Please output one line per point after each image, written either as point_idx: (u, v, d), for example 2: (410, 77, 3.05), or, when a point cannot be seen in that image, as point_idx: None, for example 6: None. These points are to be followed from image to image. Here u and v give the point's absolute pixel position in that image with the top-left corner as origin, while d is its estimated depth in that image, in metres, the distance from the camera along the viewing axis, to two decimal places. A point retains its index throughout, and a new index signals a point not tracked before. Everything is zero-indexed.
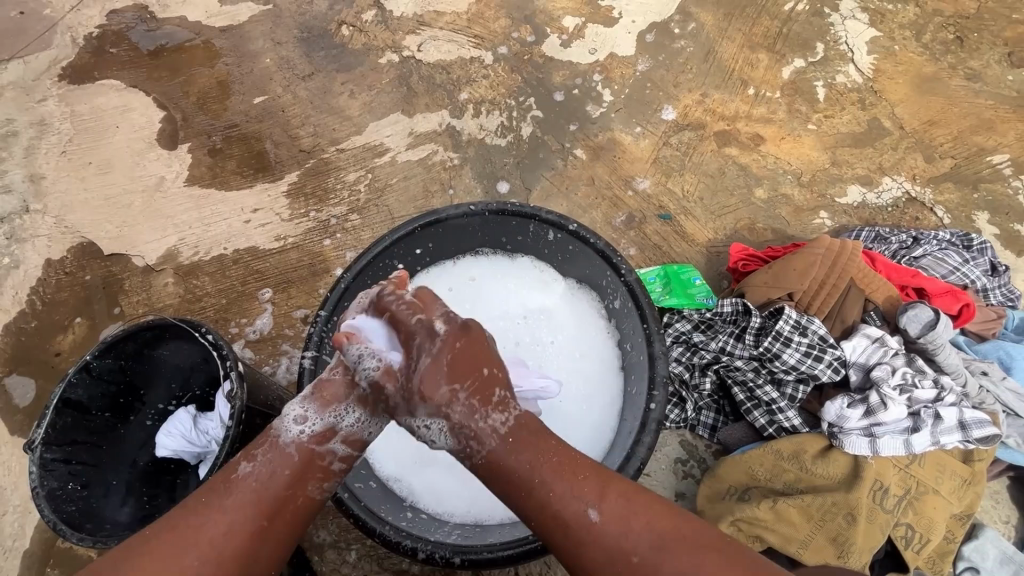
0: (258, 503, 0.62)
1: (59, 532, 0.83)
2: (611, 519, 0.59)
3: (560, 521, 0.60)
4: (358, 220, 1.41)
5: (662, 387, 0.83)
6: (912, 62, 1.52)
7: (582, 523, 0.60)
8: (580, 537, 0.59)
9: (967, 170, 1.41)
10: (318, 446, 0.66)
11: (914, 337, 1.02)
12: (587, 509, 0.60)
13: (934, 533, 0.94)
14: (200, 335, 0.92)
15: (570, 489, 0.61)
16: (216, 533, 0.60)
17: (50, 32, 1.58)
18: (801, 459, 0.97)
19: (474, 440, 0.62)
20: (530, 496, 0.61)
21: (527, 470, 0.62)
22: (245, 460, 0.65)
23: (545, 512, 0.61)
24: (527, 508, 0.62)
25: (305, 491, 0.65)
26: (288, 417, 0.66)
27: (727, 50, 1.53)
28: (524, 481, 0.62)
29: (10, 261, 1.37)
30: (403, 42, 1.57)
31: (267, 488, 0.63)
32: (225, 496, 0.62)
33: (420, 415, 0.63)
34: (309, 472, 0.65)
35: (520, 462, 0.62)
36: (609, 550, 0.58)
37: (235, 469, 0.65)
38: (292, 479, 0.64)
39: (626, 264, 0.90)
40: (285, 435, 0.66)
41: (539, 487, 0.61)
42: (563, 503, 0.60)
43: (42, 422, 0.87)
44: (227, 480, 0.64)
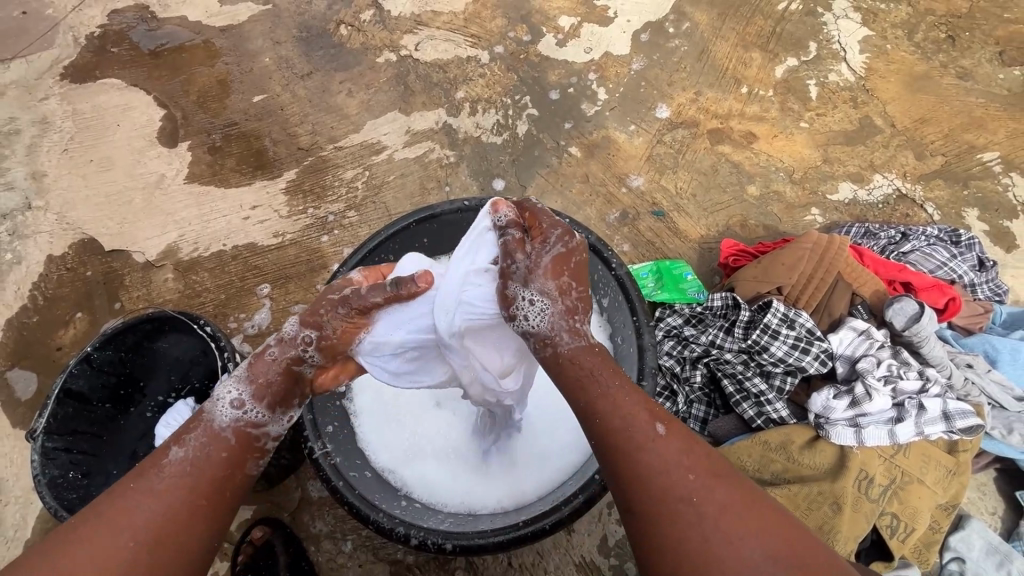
0: (194, 483, 0.62)
1: (60, 519, 0.85)
2: (676, 441, 0.60)
3: (621, 426, 0.60)
4: (355, 217, 1.43)
5: (651, 378, 0.85)
6: (904, 61, 1.53)
7: (647, 433, 0.60)
8: (637, 444, 0.59)
9: (958, 167, 1.43)
10: (253, 427, 0.68)
11: (900, 330, 1.03)
12: (656, 423, 0.61)
13: (919, 522, 0.95)
14: (198, 327, 0.95)
15: (639, 405, 0.62)
16: (149, 517, 0.58)
17: (52, 32, 1.60)
18: (788, 449, 0.99)
19: (567, 335, 0.65)
20: (601, 395, 0.62)
21: (607, 375, 0.64)
22: (176, 444, 0.64)
23: (611, 414, 0.61)
24: (591, 408, 0.62)
25: (243, 468, 0.66)
26: (222, 400, 0.67)
27: (721, 50, 1.55)
28: (593, 384, 0.63)
29: (12, 257, 1.39)
30: (400, 42, 1.59)
31: (203, 468, 0.63)
32: (157, 479, 0.61)
33: (531, 289, 0.67)
34: (246, 453, 0.67)
35: (598, 370, 0.64)
36: (664, 465, 0.58)
37: (165, 455, 0.64)
38: (228, 459, 0.66)
39: (616, 258, 0.92)
40: (220, 419, 0.67)
41: (608, 393, 0.63)
42: (632, 412, 0.61)
43: (43, 412, 0.89)
44: (158, 464, 0.62)
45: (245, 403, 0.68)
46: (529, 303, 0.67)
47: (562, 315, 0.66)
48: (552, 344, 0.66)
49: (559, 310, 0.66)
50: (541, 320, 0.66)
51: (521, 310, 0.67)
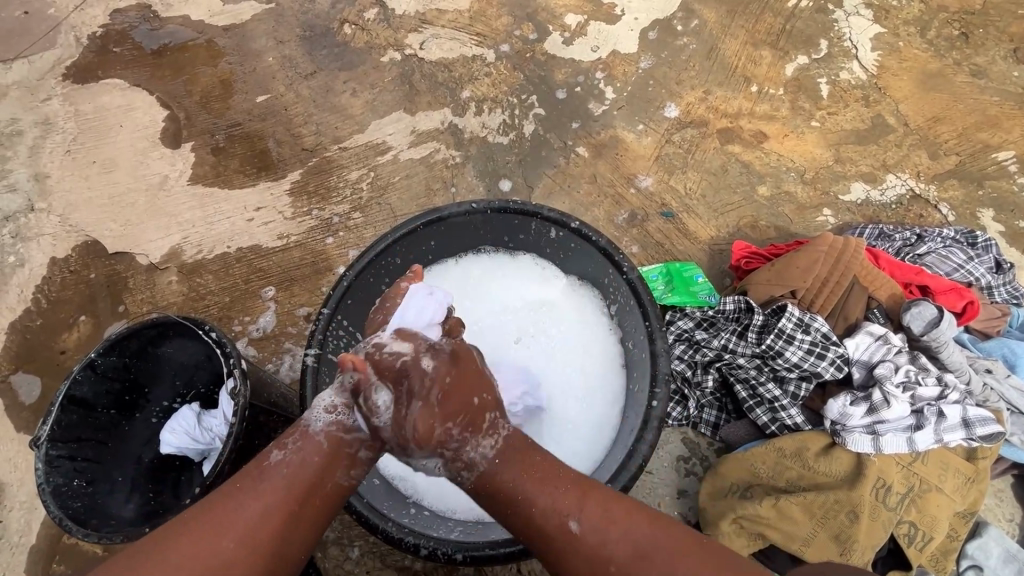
0: (290, 488, 0.63)
1: (64, 527, 0.83)
2: (592, 527, 0.62)
3: (543, 538, 0.64)
4: (360, 219, 1.41)
5: (665, 385, 0.83)
6: (916, 58, 1.51)
7: (564, 536, 0.63)
8: (563, 554, 0.62)
9: (972, 167, 1.40)
10: (346, 434, 0.68)
11: (917, 335, 1.01)
12: (567, 521, 0.63)
13: (937, 530, 0.94)
14: (203, 332, 0.92)
15: (548, 504, 0.64)
16: (248, 519, 0.60)
17: (54, 32, 1.59)
18: (803, 457, 0.98)
19: (471, 463, 0.67)
20: (514, 507, 0.66)
21: (512, 482, 0.66)
22: (277, 447, 0.66)
23: (529, 527, 0.65)
24: (517, 526, 0.66)
25: (336, 477, 0.67)
26: (319, 406, 0.69)
27: (730, 47, 1.52)
28: (506, 498, 0.66)
29: (15, 260, 1.38)
30: (405, 40, 1.57)
31: (298, 474, 0.64)
32: (259, 481, 0.63)
33: (417, 455, 0.67)
34: (339, 459, 0.67)
35: (506, 481, 0.66)
36: (591, 559, 0.61)
37: (267, 457, 0.66)
38: (321, 466, 0.66)
39: (628, 261, 0.90)
40: (314, 425, 0.68)
41: (520, 504, 0.65)
42: (546, 519, 0.64)
43: (47, 419, 0.88)
44: (260, 466, 0.64)
45: (340, 410, 0.69)
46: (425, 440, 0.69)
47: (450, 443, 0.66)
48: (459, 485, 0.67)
49: (444, 448, 0.66)
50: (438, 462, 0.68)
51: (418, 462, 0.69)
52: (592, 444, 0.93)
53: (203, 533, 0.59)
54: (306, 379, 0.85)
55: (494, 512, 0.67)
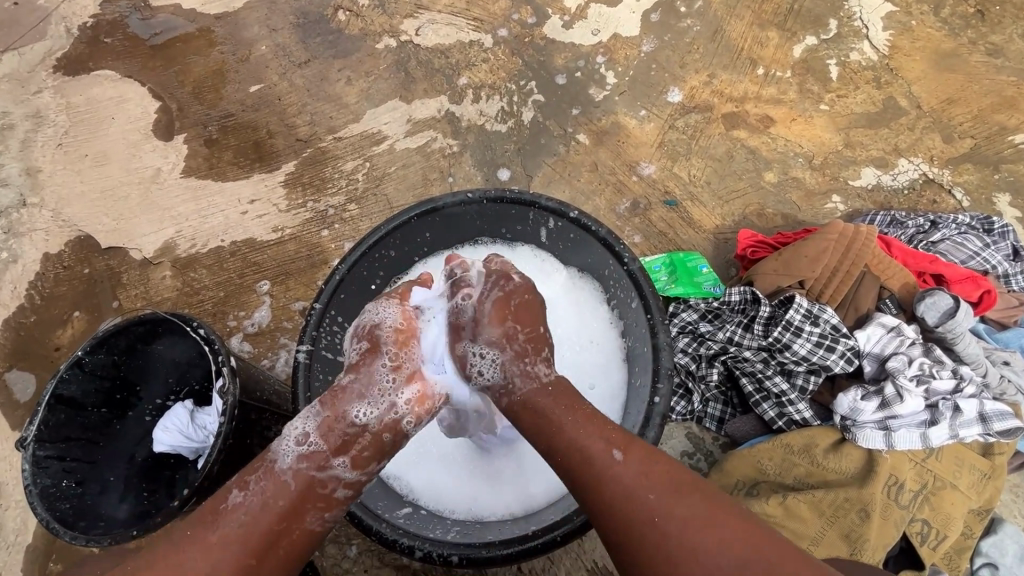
0: (247, 539, 0.64)
1: (52, 530, 0.82)
2: (633, 464, 0.64)
3: (580, 458, 0.65)
4: (356, 210, 1.38)
5: (667, 380, 0.80)
6: (930, 37, 1.45)
7: (603, 460, 0.64)
8: (602, 475, 0.63)
9: (988, 150, 1.35)
10: (319, 471, 0.68)
11: (931, 326, 0.98)
12: (612, 450, 0.65)
13: (952, 528, 0.91)
14: (191, 329, 0.90)
15: (594, 433, 0.67)
16: (199, 569, 0.61)
17: (44, 23, 1.56)
18: (812, 453, 0.95)
19: (518, 379, 0.73)
20: (561, 432, 0.68)
21: (560, 413, 0.69)
22: (238, 488, 0.67)
23: (571, 450, 0.66)
24: (550, 446, 0.68)
25: (301, 524, 0.67)
26: (288, 437, 0.69)
27: (736, 29, 1.47)
28: (550, 421, 0.69)
29: (8, 256, 1.36)
30: (400, 26, 1.52)
31: (255, 524, 0.64)
32: (213, 530, 0.64)
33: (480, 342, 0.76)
34: (306, 505, 0.67)
35: (554, 408, 0.70)
36: (628, 489, 0.62)
37: (227, 498, 0.66)
38: (284, 512, 0.66)
39: (629, 252, 0.86)
40: (282, 460, 0.68)
41: (561, 431, 0.68)
42: (588, 443, 0.66)
43: (34, 419, 0.86)
44: (216, 512, 0.65)
45: (314, 440, 0.69)
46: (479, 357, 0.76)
47: (513, 361, 0.74)
48: (510, 393, 0.73)
49: (510, 357, 0.75)
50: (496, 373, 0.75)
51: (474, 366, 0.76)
52: None
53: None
54: (298, 375, 0.82)
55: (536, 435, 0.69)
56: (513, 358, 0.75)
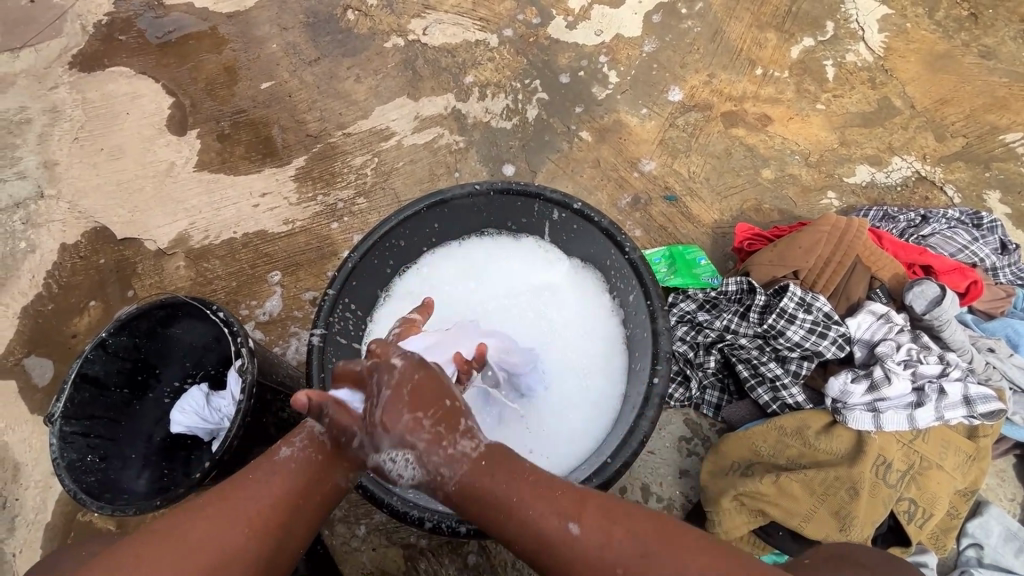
0: (294, 487, 0.65)
1: (80, 500, 0.85)
2: (598, 526, 0.57)
3: (544, 542, 0.58)
4: (365, 203, 1.42)
5: (666, 363, 0.83)
6: (924, 39, 1.49)
7: (558, 538, 0.58)
8: (565, 557, 0.57)
9: (979, 149, 1.39)
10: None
11: (920, 314, 1.02)
12: (566, 524, 0.58)
13: (938, 507, 0.94)
14: (212, 312, 0.94)
15: (541, 510, 0.59)
16: (255, 511, 0.62)
17: (60, 20, 1.60)
18: (804, 435, 0.98)
19: None
20: (509, 516, 0.60)
21: (491, 486, 0.61)
22: (285, 445, 0.68)
23: (529, 536, 0.59)
24: (501, 530, 0.61)
25: (334, 479, 0.68)
26: (326, 407, 0.71)
27: (735, 30, 1.51)
28: (485, 504, 0.61)
29: (27, 245, 1.40)
30: (408, 26, 1.57)
31: (303, 475, 0.66)
32: (266, 477, 0.65)
33: None
34: (337, 462, 0.67)
35: (493, 481, 0.61)
36: (592, 562, 0.56)
37: (275, 452, 0.67)
38: (323, 464, 0.67)
39: (630, 242, 0.90)
40: (321, 423, 0.69)
41: (508, 511, 0.60)
42: (542, 519, 0.59)
43: (61, 396, 0.90)
44: (269, 461, 0.67)
45: None
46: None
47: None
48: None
49: None
50: None
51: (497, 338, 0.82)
52: (592, 424, 0.93)
53: (215, 519, 0.61)
54: (313, 357, 0.85)
55: (474, 520, 0.62)
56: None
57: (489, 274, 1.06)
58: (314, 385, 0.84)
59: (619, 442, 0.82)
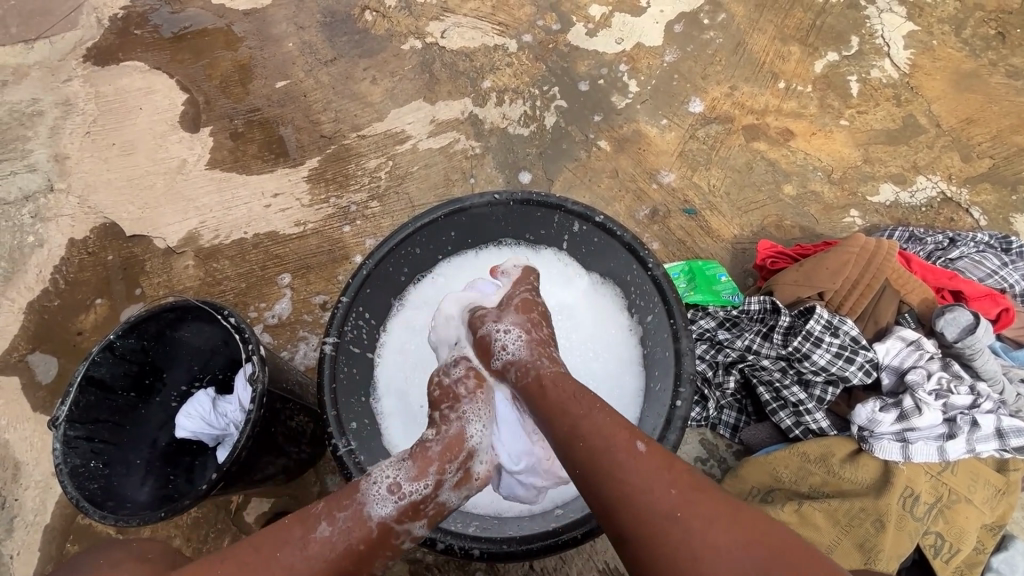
0: (329, 575, 0.63)
1: (81, 509, 0.83)
2: (655, 456, 0.62)
3: (603, 446, 0.63)
4: (378, 207, 1.40)
5: (689, 385, 0.80)
6: (951, 57, 1.47)
7: (626, 450, 0.62)
8: (621, 468, 0.61)
9: (1006, 171, 1.37)
10: (402, 523, 0.67)
11: (951, 341, 0.99)
12: (635, 440, 0.63)
13: (965, 542, 0.93)
14: (222, 317, 0.92)
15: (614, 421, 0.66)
16: None
17: (75, 13, 1.58)
18: (828, 462, 0.97)
19: (543, 359, 0.75)
20: (590, 421, 0.65)
21: (588, 398, 0.68)
22: (326, 520, 0.65)
23: (598, 439, 0.64)
24: (575, 434, 0.65)
25: (372, 564, 0.67)
26: (382, 486, 0.67)
27: (758, 42, 1.49)
28: (575, 406, 0.67)
29: (35, 240, 1.38)
30: (426, 29, 1.55)
31: (341, 561, 0.64)
32: (302, 558, 0.62)
33: (506, 321, 0.78)
34: (381, 550, 0.67)
35: (574, 399, 0.68)
36: (645, 479, 0.60)
37: (314, 529, 0.64)
38: (362, 555, 0.65)
39: (653, 257, 0.87)
40: (373, 507, 0.66)
41: (589, 414, 0.66)
42: (611, 430, 0.64)
43: (65, 400, 0.88)
44: (306, 539, 0.63)
45: (404, 493, 0.68)
46: (504, 333, 0.77)
47: (538, 346, 0.76)
48: (534, 368, 0.73)
49: (534, 337, 0.77)
50: (519, 347, 0.76)
51: (499, 341, 0.77)
52: None
53: None
54: (323, 367, 0.82)
55: (557, 420, 0.67)
56: (539, 341, 0.77)
57: None
58: (325, 397, 0.81)
59: None
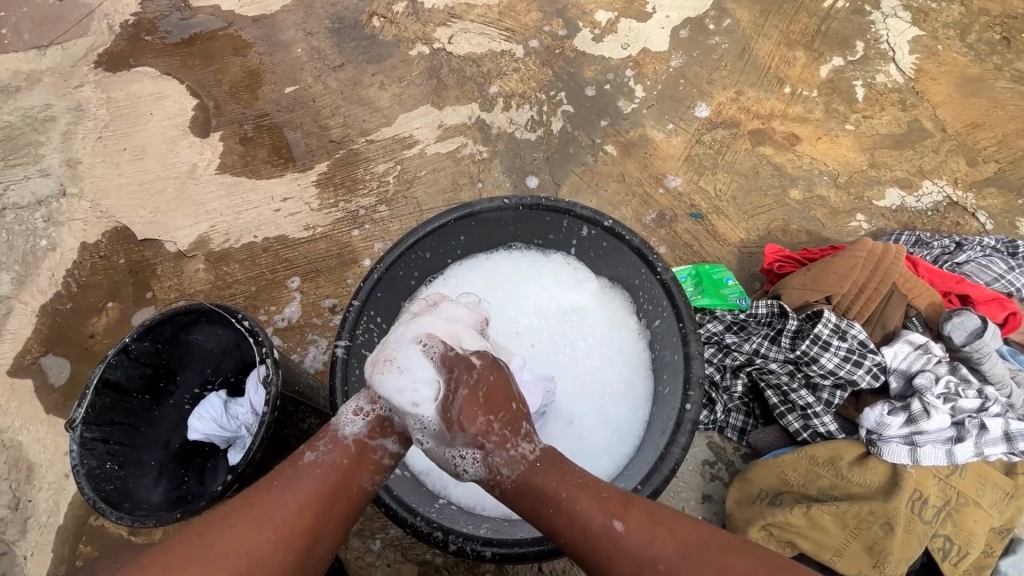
0: (323, 489, 0.67)
1: (98, 510, 0.84)
2: (636, 528, 0.62)
3: (586, 535, 0.63)
4: (386, 212, 1.41)
5: (699, 388, 0.81)
6: (955, 62, 1.47)
7: (608, 537, 0.63)
8: (608, 552, 0.62)
9: (1012, 175, 1.37)
10: (374, 438, 0.72)
11: (959, 345, 1.00)
12: (613, 522, 0.63)
13: (973, 546, 0.93)
14: (236, 321, 0.93)
15: (588, 505, 0.65)
16: (287, 512, 0.64)
17: (87, 19, 1.60)
18: (837, 465, 0.98)
19: (506, 469, 0.68)
20: (563, 515, 0.65)
21: (553, 487, 0.66)
22: (308, 449, 0.70)
23: (579, 533, 0.64)
24: (555, 530, 0.65)
25: (361, 480, 0.70)
26: (346, 410, 0.73)
27: (763, 47, 1.50)
28: (547, 501, 0.66)
29: (48, 244, 1.39)
30: (433, 34, 1.56)
31: (330, 475, 0.68)
32: (295, 479, 0.67)
33: (456, 446, 0.69)
34: (363, 463, 0.70)
35: (548, 484, 0.67)
36: (635, 560, 0.61)
37: (301, 458, 0.69)
38: (348, 468, 0.69)
39: (662, 262, 0.88)
40: (344, 429, 0.72)
41: (561, 506, 0.65)
42: (589, 515, 0.64)
43: (82, 402, 0.89)
44: (295, 465, 0.68)
45: (370, 409, 0.73)
46: (461, 456, 0.69)
47: (497, 463, 0.68)
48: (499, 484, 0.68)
49: (489, 451, 0.68)
50: (478, 467, 0.69)
51: (458, 466, 0.69)
52: (615, 449, 0.92)
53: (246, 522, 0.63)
54: (335, 369, 0.82)
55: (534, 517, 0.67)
56: (494, 451, 0.68)
57: (515, 289, 1.04)
58: (337, 399, 0.82)
59: (647, 469, 0.80)
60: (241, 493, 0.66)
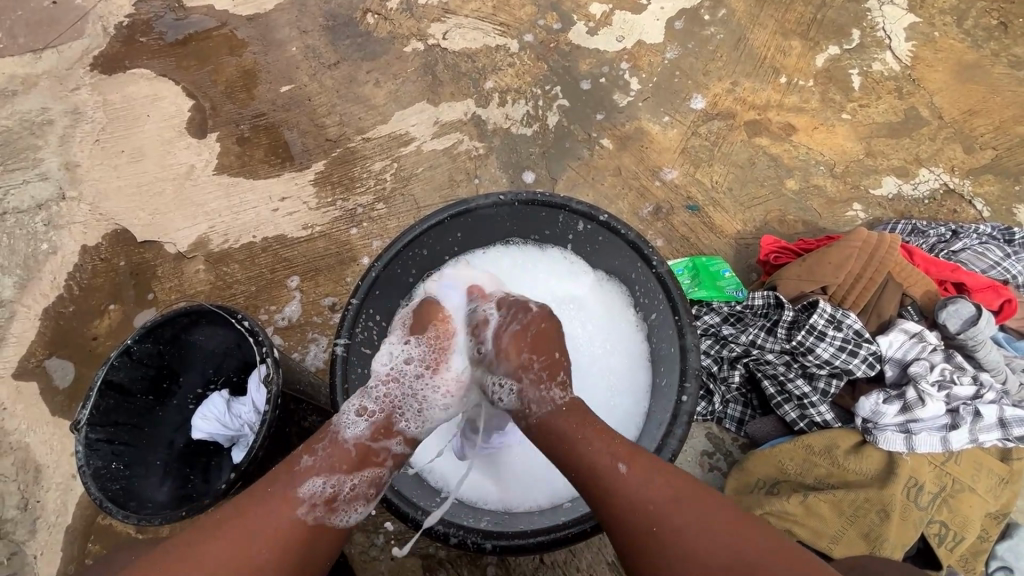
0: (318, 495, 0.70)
1: (105, 509, 0.86)
2: (640, 473, 0.66)
3: (592, 468, 0.68)
4: (384, 209, 1.42)
5: (694, 380, 0.81)
6: (952, 49, 1.47)
7: (612, 474, 0.67)
8: (610, 488, 0.66)
9: (1009, 161, 1.37)
10: (377, 439, 0.77)
11: (954, 333, 1.01)
12: (619, 463, 0.67)
13: (969, 531, 0.94)
14: (236, 321, 0.94)
15: (601, 445, 0.70)
16: (283, 517, 0.67)
17: (81, 21, 1.60)
18: (833, 454, 0.99)
19: (535, 404, 0.77)
20: (575, 451, 0.70)
21: (574, 427, 0.72)
22: (307, 453, 0.74)
23: (586, 467, 0.69)
24: (567, 461, 0.71)
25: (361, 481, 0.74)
26: (349, 412, 0.77)
27: (759, 37, 1.49)
28: (566, 439, 0.72)
29: (48, 247, 1.40)
30: (428, 30, 1.56)
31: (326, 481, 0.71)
32: (290, 485, 0.69)
33: (497, 376, 0.81)
34: (365, 465, 0.75)
35: (567, 425, 0.73)
36: (633, 499, 0.65)
37: (297, 463, 0.72)
38: (350, 469, 0.74)
39: (657, 255, 0.88)
40: (345, 431, 0.76)
41: (574, 444, 0.71)
42: (597, 453, 0.69)
43: (87, 404, 0.90)
44: (291, 471, 0.71)
45: (372, 412, 0.78)
46: (500, 387, 0.81)
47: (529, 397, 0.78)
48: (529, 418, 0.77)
49: (526, 385, 0.78)
50: (513, 400, 0.79)
51: (496, 394, 0.81)
52: None
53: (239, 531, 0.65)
54: (335, 367, 0.83)
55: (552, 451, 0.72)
56: (529, 385, 0.78)
57: (513, 284, 1.05)
58: (337, 396, 0.83)
59: None
60: (232, 502, 0.68)
